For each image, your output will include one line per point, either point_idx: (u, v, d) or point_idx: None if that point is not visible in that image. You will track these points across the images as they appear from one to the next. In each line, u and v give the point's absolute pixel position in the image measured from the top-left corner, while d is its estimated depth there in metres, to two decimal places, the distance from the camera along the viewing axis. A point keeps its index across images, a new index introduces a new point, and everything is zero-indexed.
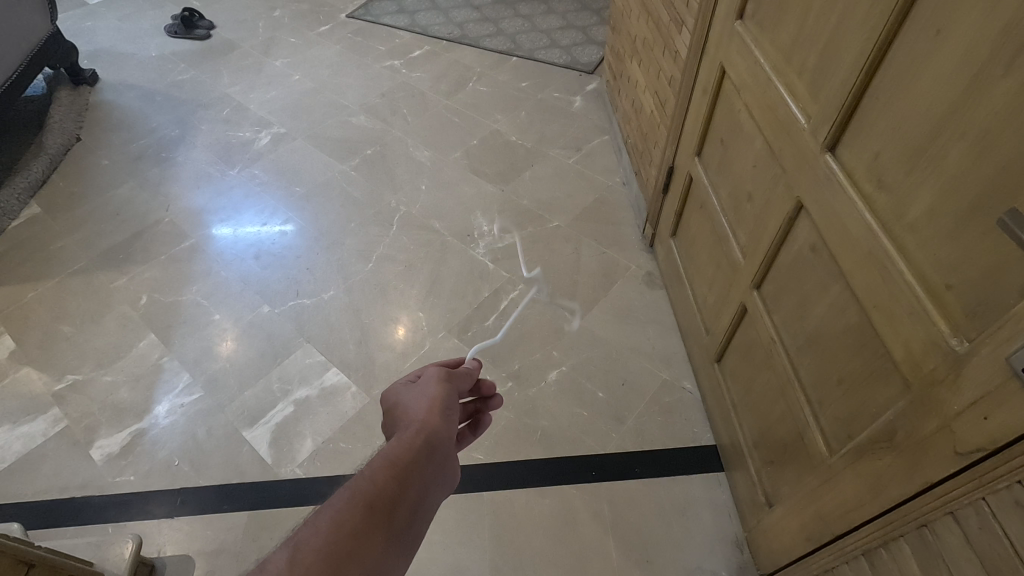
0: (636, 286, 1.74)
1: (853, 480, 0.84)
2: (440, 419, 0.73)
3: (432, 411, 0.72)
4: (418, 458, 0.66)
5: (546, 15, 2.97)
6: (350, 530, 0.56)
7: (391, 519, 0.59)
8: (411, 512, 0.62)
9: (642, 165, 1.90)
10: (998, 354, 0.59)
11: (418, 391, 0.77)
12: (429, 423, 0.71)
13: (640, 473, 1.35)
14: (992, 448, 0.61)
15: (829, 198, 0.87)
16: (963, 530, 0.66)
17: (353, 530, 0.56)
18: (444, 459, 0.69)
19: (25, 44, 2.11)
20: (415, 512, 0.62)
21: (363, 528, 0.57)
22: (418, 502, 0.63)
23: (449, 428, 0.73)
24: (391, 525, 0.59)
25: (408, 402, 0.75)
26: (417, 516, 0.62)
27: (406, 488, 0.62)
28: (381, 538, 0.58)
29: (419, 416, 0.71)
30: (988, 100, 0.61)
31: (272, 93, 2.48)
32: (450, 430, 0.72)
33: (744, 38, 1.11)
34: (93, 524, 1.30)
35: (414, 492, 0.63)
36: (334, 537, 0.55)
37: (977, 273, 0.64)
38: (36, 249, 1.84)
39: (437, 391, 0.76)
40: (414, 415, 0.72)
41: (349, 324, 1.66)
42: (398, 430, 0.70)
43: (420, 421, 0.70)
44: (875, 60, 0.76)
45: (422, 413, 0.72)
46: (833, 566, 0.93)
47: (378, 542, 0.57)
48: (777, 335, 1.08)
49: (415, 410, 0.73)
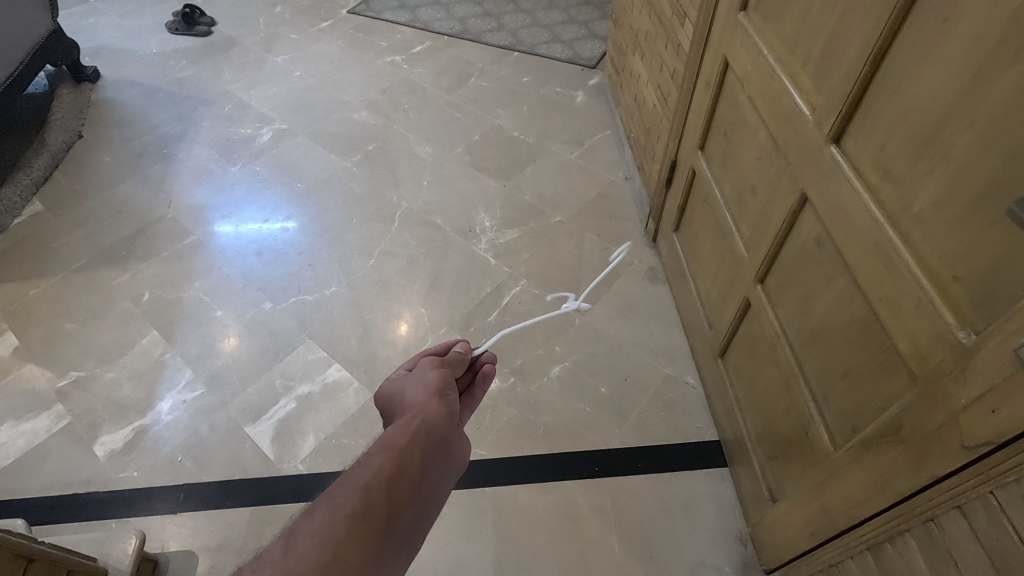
0: (639, 281, 1.73)
1: (858, 475, 0.83)
2: (437, 408, 0.73)
3: (428, 402, 0.73)
4: (416, 443, 0.66)
5: (548, 10, 2.95)
6: (346, 511, 0.56)
7: (390, 500, 0.59)
8: (412, 494, 0.61)
9: (645, 159, 1.88)
10: (1006, 346, 0.58)
11: (413, 381, 0.79)
12: (425, 411, 0.71)
13: (643, 468, 1.35)
14: (1001, 442, 0.60)
15: (834, 191, 0.86)
16: (971, 524, 0.66)
17: (349, 510, 0.56)
18: (443, 443, 0.69)
19: (26, 41, 2.10)
20: (416, 493, 0.62)
21: (360, 508, 0.57)
22: (418, 481, 0.62)
23: (448, 414, 0.73)
24: (390, 505, 0.59)
25: (404, 394, 0.76)
26: (418, 499, 0.61)
27: (403, 469, 0.62)
28: (378, 517, 0.57)
29: (415, 407, 0.72)
30: (996, 87, 0.60)
31: (274, 89, 2.48)
32: (447, 416, 0.73)
33: (748, 30, 1.09)
34: (96, 521, 1.30)
35: (412, 473, 0.63)
36: (331, 520, 0.55)
37: (986, 264, 0.63)
38: (38, 247, 1.84)
39: (432, 383, 0.77)
40: (411, 406, 0.73)
41: (350, 320, 1.66)
42: (396, 421, 0.71)
43: (416, 411, 0.71)
44: (881, 49, 0.75)
45: (419, 404, 0.73)
46: (839, 561, 0.92)
47: (376, 521, 0.57)
48: (781, 329, 1.07)
49: (410, 401, 0.74)
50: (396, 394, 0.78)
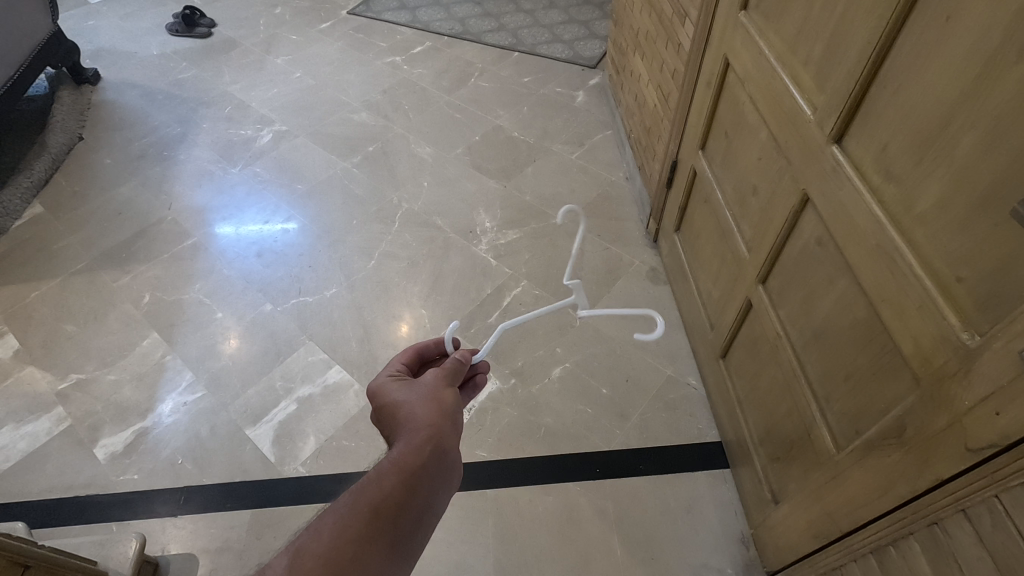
0: (640, 281, 1.72)
1: (861, 477, 0.82)
2: (449, 424, 0.70)
3: (439, 417, 0.69)
4: (427, 465, 0.64)
5: (548, 10, 2.95)
6: (352, 537, 0.56)
7: (395, 526, 0.59)
8: (417, 519, 0.61)
9: (645, 159, 1.88)
10: (1010, 348, 0.58)
11: (424, 386, 0.74)
12: (436, 428, 0.68)
13: (645, 470, 1.34)
14: (1005, 445, 0.60)
15: (836, 191, 0.85)
16: (975, 528, 0.65)
17: (356, 536, 0.56)
18: (453, 464, 0.67)
19: (27, 43, 2.10)
20: (420, 519, 0.61)
21: (367, 536, 0.57)
22: (425, 507, 0.62)
23: (458, 432, 0.70)
24: (396, 532, 0.59)
25: (412, 401, 0.71)
26: (423, 523, 0.61)
27: (412, 495, 0.61)
28: (383, 546, 0.57)
29: (426, 421, 0.68)
30: (1000, 87, 0.59)
31: (274, 90, 2.47)
32: (458, 433, 0.70)
33: (749, 29, 1.09)
34: (97, 523, 1.30)
35: (420, 498, 0.62)
36: (336, 544, 0.55)
37: (990, 264, 0.62)
38: (38, 249, 1.84)
39: (444, 394, 0.73)
40: (421, 419, 0.69)
41: (350, 322, 1.66)
42: (405, 433, 0.67)
43: (427, 426, 0.68)
44: (883, 49, 0.75)
45: (430, 418, 0.69)
46: (841, 564, 0.92)
47: (381, 548, 0.57)
48: (783, 331, 1.06)
49: (419, 411, 0.70)
50: (403, 398, 0.72)
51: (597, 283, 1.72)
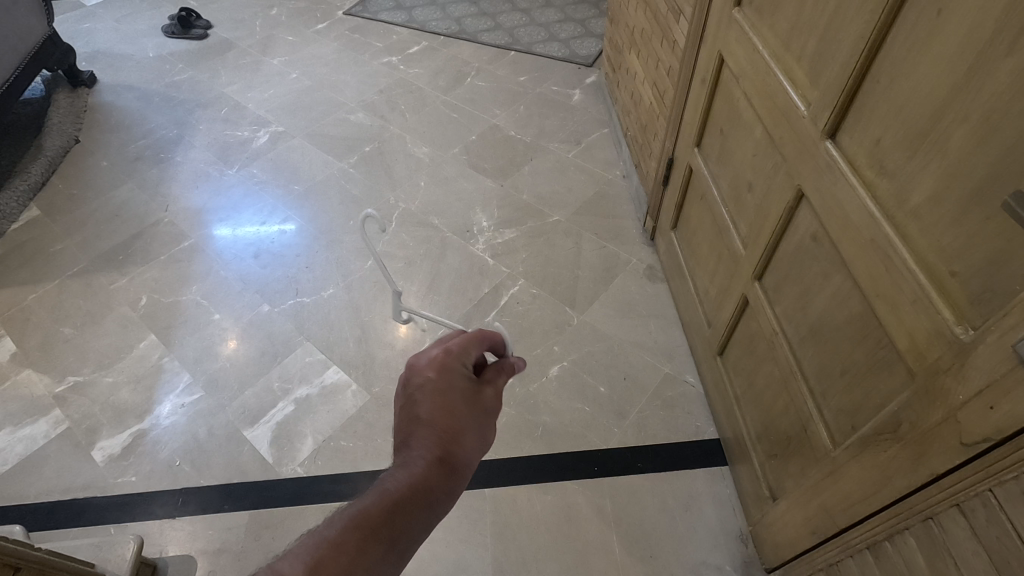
0: (637, 279, 1.72)
1: (857, 473, 0.82)
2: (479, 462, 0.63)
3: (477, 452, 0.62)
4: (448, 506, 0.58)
5: (544, 8, 2.94)
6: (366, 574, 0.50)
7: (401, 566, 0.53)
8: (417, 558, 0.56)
9: (642, 157, 1.88)
10: (1003, 342, 0.58)
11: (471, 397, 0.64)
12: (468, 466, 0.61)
13: (643, 467, 1.34)
14: (1000, 439, 0.60)
15: (830, 186, 0.85)
16: (971, 524, 0.65)
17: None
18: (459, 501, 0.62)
19: (22, 46, 2.10)
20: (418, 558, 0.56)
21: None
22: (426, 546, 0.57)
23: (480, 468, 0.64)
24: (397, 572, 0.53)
25: (454, 413, 0.62)
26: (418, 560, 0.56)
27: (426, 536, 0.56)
28: None
29: (464, 454, 0.61)
30: (991, 80, 0.59)
31: (270, 92, 2.47)
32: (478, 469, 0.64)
33: (743, 25, 1.09)
34: (95, 526, 1.29)
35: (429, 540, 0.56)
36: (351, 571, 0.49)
37: (983, 257, 0.62)
38: (35, 253, 1.84)
39: (491, 424, 0.65)
40: (461, 447, 0.61)
41: (348, 323, 1.65)
42: (443, 453, 0.60)
43: (463, 462, 0.60)
44: (876, 43, 0.75)
45: (468, 450, 0.61)
46: (840, 560, 0.92)
47: None
48: (779, 327, 1.06)
49: (464, 437, 0.61)
50: (458, 403, 0.63)
51: (595, 282, 1.72)
